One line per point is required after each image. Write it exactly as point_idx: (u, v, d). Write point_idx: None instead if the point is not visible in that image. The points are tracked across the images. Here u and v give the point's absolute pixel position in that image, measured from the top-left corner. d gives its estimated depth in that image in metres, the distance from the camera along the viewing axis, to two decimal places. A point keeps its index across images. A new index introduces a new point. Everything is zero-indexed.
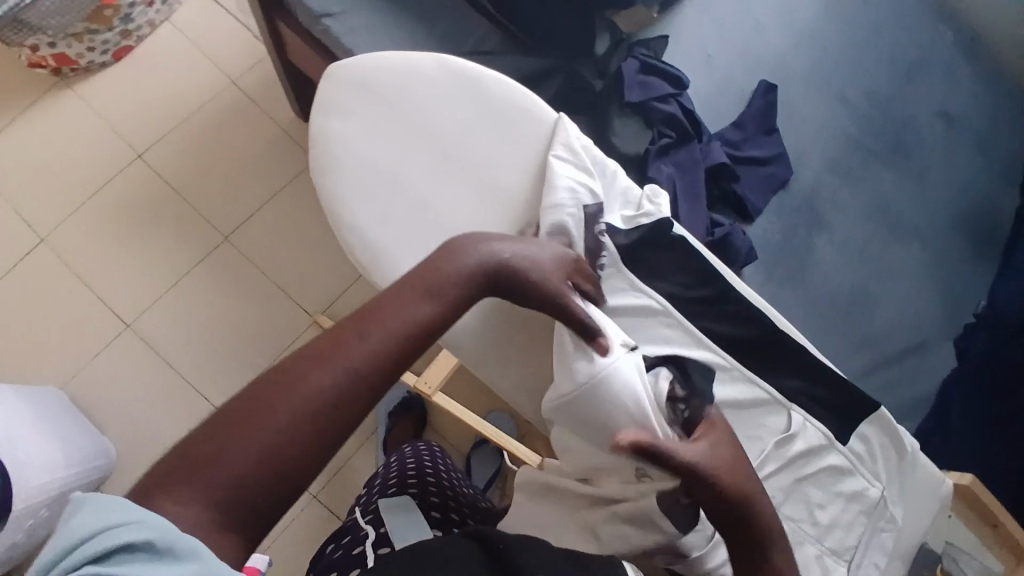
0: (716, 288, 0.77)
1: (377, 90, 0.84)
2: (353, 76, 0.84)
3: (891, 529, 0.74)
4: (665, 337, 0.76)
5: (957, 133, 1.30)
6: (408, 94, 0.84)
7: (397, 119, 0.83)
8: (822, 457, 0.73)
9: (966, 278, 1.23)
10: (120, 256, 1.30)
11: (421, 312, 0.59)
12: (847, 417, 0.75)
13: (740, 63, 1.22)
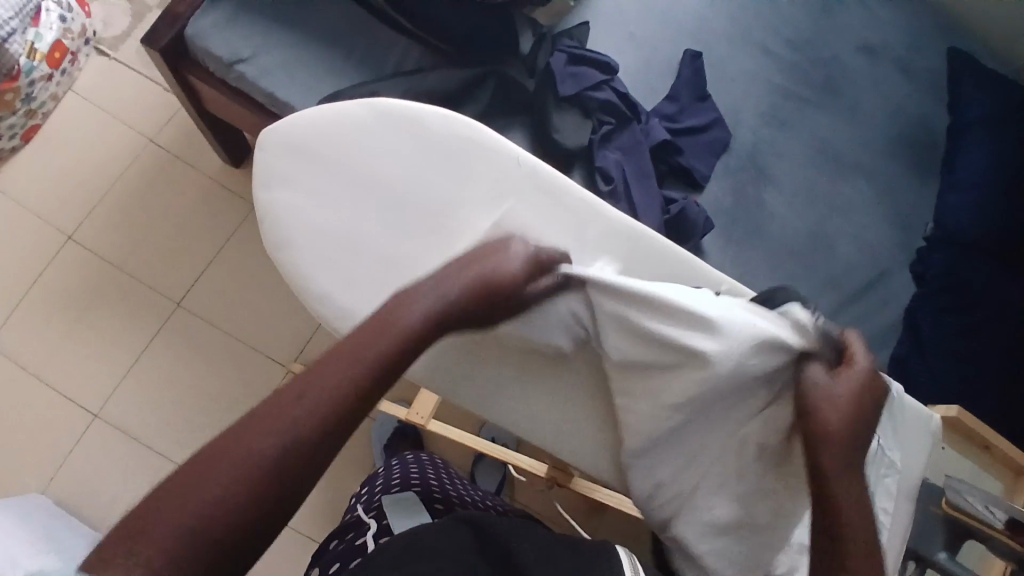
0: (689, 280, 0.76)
1: (313, 150, 0.78)
2: (283, 140, 0.78)
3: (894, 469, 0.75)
4: None
5: (878, 64, 1.34)
6: (345, 150, 0.78)
7: (340, 178, 0.78)
8: None
9: (913, 202, 1.27)
10: (73, 345, 1.24)
11: (382, 349, 0.62)
12: None
13: (663, 36, 1.23)
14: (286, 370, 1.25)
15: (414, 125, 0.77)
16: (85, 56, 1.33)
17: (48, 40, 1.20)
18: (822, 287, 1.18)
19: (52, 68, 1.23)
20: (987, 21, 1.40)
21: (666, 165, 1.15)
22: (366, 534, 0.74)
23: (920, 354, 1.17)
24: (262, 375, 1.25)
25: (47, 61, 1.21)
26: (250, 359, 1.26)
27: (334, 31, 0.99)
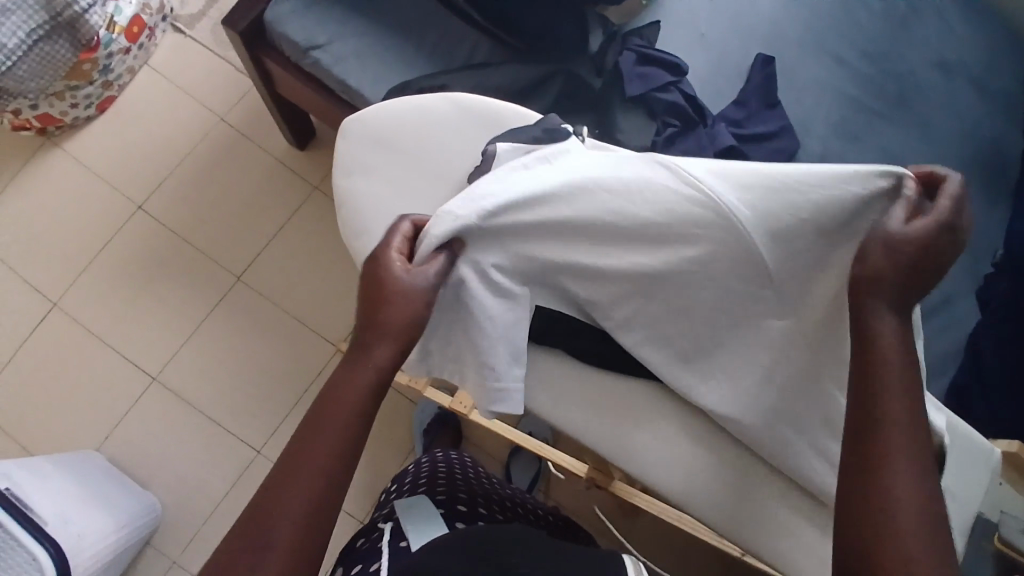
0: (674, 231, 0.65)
1: (394, 138, 0.79)
2: (367, 127, 0.80)
3: (948, 498, 0.69)
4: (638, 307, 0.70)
5: (957, 81, 1.28)
6: (424, 137, 0.79)
7: (417, 166, 0.78)
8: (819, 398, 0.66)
9: (978, 228, 1.23)
10: (133, 310, 1.29)
11: (384, 354, 0.59)
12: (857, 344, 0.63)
13: (734, 38, 1.20)
14: (333, 350, 1.28)
15: (492, 120, 0.80)
16: (160, 32, 1.37)
17: (127, 14, 1.24)
18: None
19: (130, 42, 1.28)
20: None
21: None
22: (386, 535, 0.67)
23: (980, 384, 1.13)
24: (311, 354, 1.29)
25: (125, 35, 1.25)
26: (300, 337, 1.29)
27: (408, 21, 1.00)
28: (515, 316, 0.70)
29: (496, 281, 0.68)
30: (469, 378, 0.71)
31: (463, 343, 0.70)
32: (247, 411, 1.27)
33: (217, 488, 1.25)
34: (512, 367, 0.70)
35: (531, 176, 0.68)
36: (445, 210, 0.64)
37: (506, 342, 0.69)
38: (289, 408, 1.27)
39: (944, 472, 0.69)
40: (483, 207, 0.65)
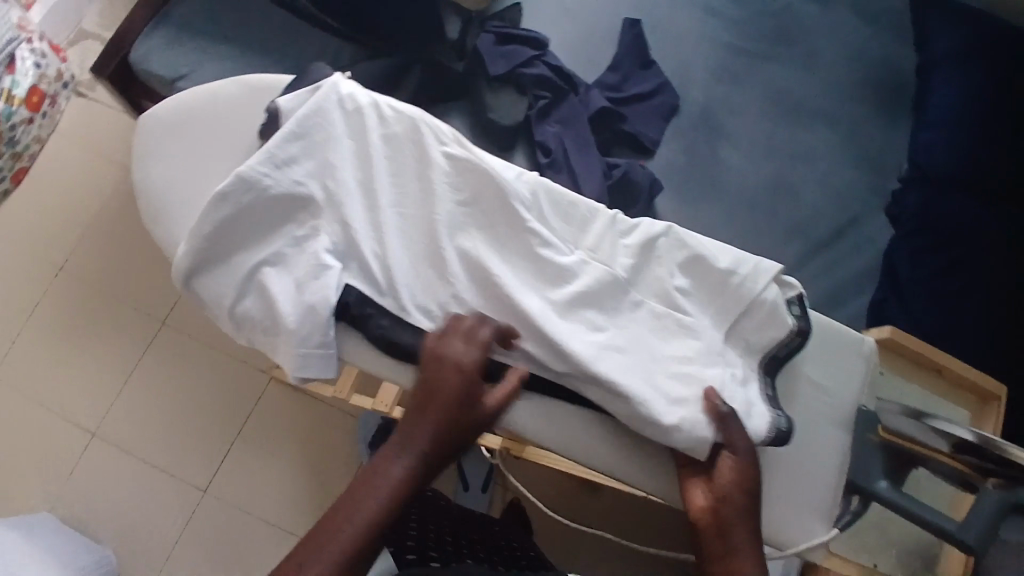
0: (474, 177, 0.64)
1: (192, 128, 0.66)
2: (165, 113, 0.67)
3: (814, 389, 0.66)
4: (456, 256, 0.63)
5: (831, 11, 1.31)
6: (193, 115, 0.66)
7: (220, 155, 0.65)
8: (629, 302, 0.64)
9: (879, 147, 1.24)
10: (70, 367, 1.31)
11: (426, 446, 0.57)
12: (646, 260, 0.65)
13: (600, 9, 1.23)
14: (268, 376, 1.32)
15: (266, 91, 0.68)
16: (65, 99, 1.42)
17: (25, 85, 1.29)
18: (785, 240, 1.16)
19: (33, 112, 1.33)
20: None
21: (610, 133, 1.14)
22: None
23: (900, 299, 1.11)
24: (247, 382, 1.31)
25: (26, 105, 1.30)
26: (237, 370, 1.32)
27: (266, 38, 1.03)
28: (317, 283, 0.60)
29: (286, 259, 0.62)
30: (275, 343, 0.61)
31: (253, 314, 0.62)
32: (191, 449, 1.28)
33: (172, 528, 1.25)
34: (314, 342, 0.60)
35: (324, 140, 0.64)
36: (242, 173, 0.61)
37: (305, 314, 0.59)
38: (232, 438, 1.29)
39: (807, 364, 0.67)
40: (292, 175, 0.62)
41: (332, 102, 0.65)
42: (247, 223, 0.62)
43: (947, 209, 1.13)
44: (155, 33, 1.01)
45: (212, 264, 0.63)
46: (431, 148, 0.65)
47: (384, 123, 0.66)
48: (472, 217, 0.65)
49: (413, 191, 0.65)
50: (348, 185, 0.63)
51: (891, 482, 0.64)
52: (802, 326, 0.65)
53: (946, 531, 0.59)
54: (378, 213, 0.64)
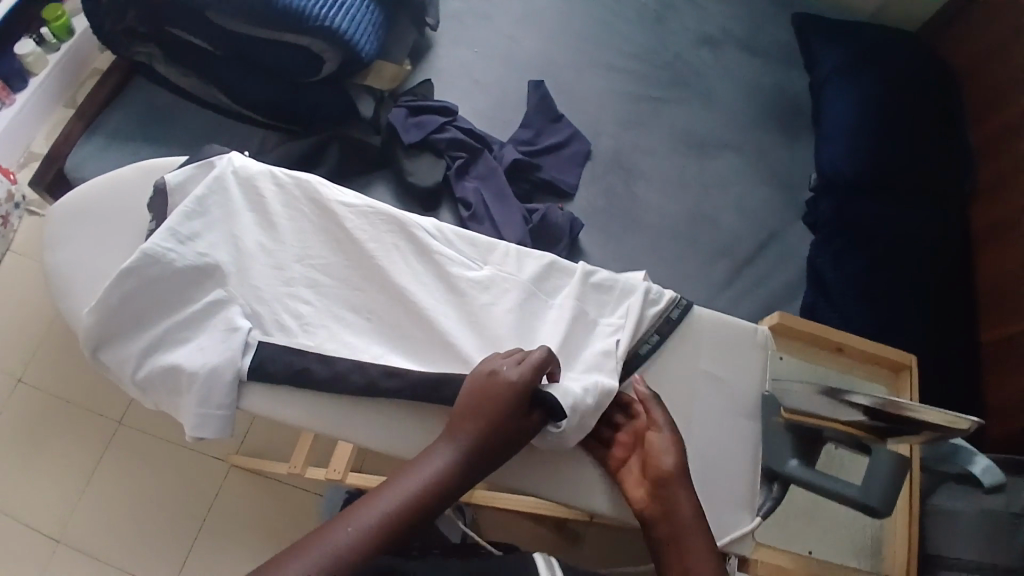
0: (372, 225, 0.74)
1: (105, 221, 0.75)
2: (76, 204, 0.75)
3: (713, 381, 0.70)
4: (360, 293, 0.72)
5: (721, 50, 1.42)
6: (105, 205, 0.76)
7: (128, 243, 0.74)
8: (529, 314, 0.71)
9: (788, 163, 1.31)
10: (26, 479, 1.29)
11: (474, 435, 0.61)
12: (533, 276, 0.73)
13: (507, 76, 1.34)
14: (227, 465, 1.30)
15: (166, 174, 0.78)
16: (17, 218, 1.49)
17: None
18: (711, 257, 1.21)
19: None
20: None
21: (529, 181, 1.21)
22: None
23: (830, 298, 1.14)
24: (206, 474, 1.30)
25: None
26: (197, 461, 1.31)
27: (196, 137, 1.13)
28: (224, 347, 0.66)
29: (193, 325, 0.68)
30: (183, 402, 0.67)
31: (156, 377, 0.67)
32: (154, 549, 1.25)
33: None
34: (214, 404, 0.66)
35: (224, 214, 0.72)
36: (146, 249, 0.67)
37: (208, 378, 0.65)
38: (193, 533, 1.26)
39: (701, 356, 0.71)
40: (195, 248, 0.69)
41: (232, 179, 0.74)
42: (154, 294, 0.68)
43: (857, 208, 1.19)
44: (88, 142, 1.11)
45: (119, 334, 0.68)
46: (329, 204, 0.74)
47: (286, 190, 0.75)
48: (381, 258, 0.73)
49: (319, 243, 0.74)
50: (255, 247, 0.72)
51: (801, 460, 0.65)
52: (661, 329, 0.71)
53: (850, 497, 0.59)
54: (284, 268, 0.72)
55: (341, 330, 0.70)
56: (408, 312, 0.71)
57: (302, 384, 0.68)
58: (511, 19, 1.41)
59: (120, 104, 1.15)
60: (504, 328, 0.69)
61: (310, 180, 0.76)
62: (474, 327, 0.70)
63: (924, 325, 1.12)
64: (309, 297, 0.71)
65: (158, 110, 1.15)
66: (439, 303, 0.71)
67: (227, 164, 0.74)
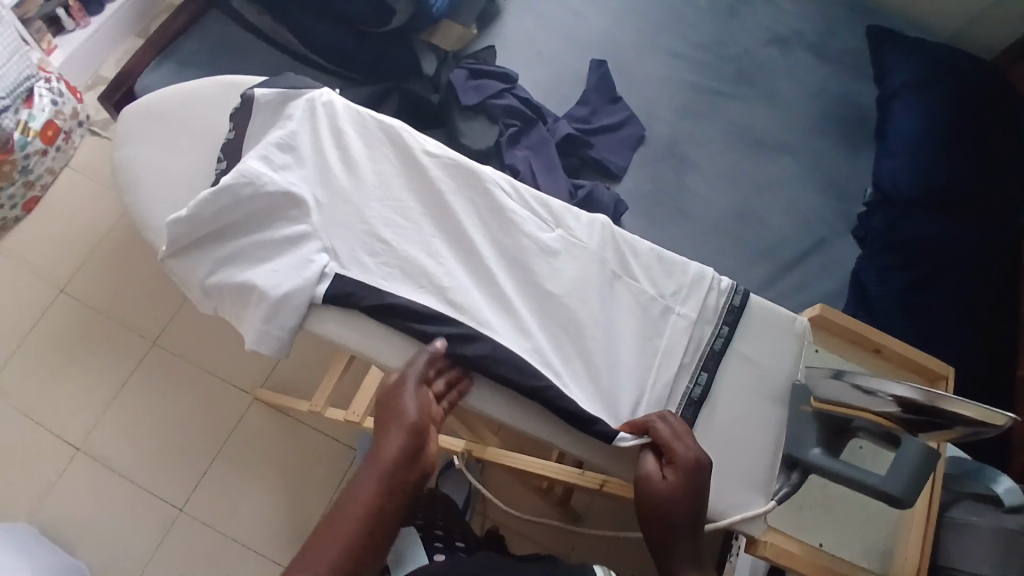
0: (454, 174, 0.74)
1: (179, 130, 0.78)
2: (152, 109, 0.79)
3: (751, 365, 0.70)
4: (429, 235, 0.72)
5: (789, 53, 1.40)
6: (180, 113, 0.79)
7: (203, 153, 0.77)
8: (592, 281, 0.71)
9: (843, 173, 1.29)
10: (61, 384, 1.35)
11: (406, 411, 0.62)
12: (602, 244, 0.72)
13: (570, 52, 1.34)
14: (250, 397, 1.35)
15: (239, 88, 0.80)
16: (79, 136, 1.55)
17: (41, 119, 1.41)
18: (751, 256, 1.20)
19: (46, 144, 1.44)
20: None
21: (579, 159, 1.22)
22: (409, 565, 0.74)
23: (868, 312, 1.13)
24: (228, 403, 1.34)
25: (41, 138, 1.42)
26: (221, 390, 1.35)
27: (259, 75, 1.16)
28: (298, 275, 0.67)
29: (274, 250, 0.69)
30: (248, 317, 0.69)
31: (227, 289, 0.69)
32: (170, 468, 1.30)
33: (145, 550, 1.25)
34: (277, 324, 0.67)
35: (310, 145, 0.73)
36: (244, 169, 0.68)
37: (277, 300, 0.66)
38: (209, 459, 1.31)
39: (744, 341, 0.70)
40: (287, 177, 0.70)
41: (323, 112, 0.75)
42: (242, 213, 0.69)
43: (909, 227, 1.17)
44: (160, 66, 1.15)
45: (198, 244, 0.71)
46: (414, 151, 0.75)
47: (372, 131, 0.76)
48: (453, 207, 0.73)
49: (395, 182, 0.74)
50: (337, 181, 0.72)
51: (824, 449, 0.64)
52: (727, 319, 0.70)
53: (870, 484, 0.58)
54: (360, 201, 0.72)
55: (403, 265, 0.70)
56: (468, 260, 0.72)
57: (340, 315, 0.69)
58: None
59: (193, 34, 1.18)
60: (570, 293, 0.70)
61: (395, 125, 0.76)
62: (526, 288, 0.71)
63: (962, 351, 1.10)
64: (377, 234, 0.71)
65: (228, 43, 1.18)
66: (507, 257, 0.72)
67: (320, 98, 0.75)
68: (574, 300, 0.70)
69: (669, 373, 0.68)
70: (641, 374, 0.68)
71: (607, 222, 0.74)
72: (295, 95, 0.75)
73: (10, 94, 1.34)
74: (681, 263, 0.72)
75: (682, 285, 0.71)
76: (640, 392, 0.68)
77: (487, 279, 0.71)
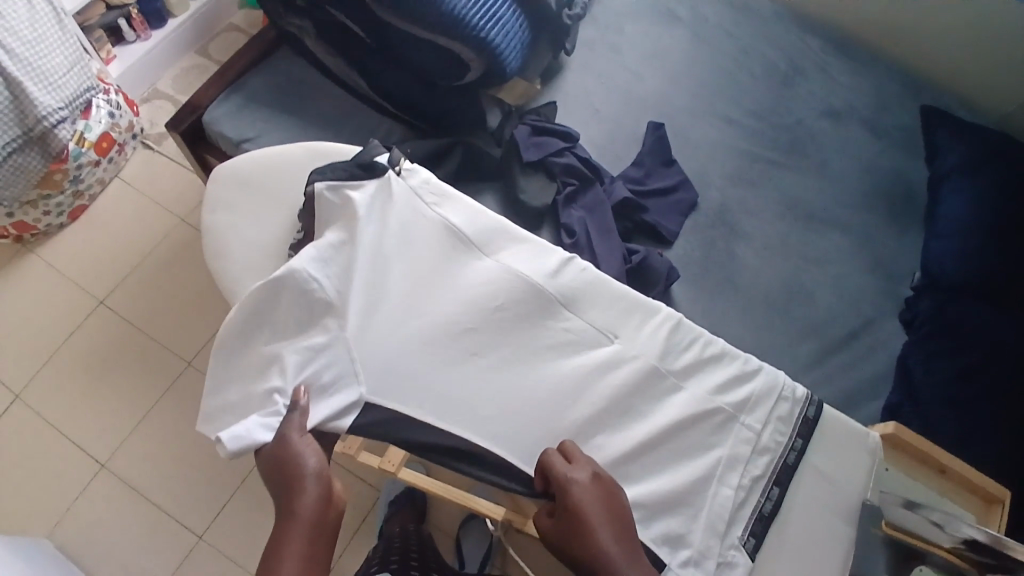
0: (503, 283, 0.76)
1: (269, 193, 0.88)
2: (246, 173, 0.89)
3: (820, 478, 0.72)
4: (469, 348, 0.74)
5: (845, 126, 1.39)
6: (270, 177, 0.89)
7: (281, 219, 0.87)
8: (657, 386, 0.73)
9: (893, 254, 1.28)
10: (90, 399, 1.35)
11: (309, 468, 0.65)
12: (669, 347, 0.74)
13: (628, 112, 1.34)
14: None
15: (322, 153, 0.89)
16: (131, 148, 1.57)
17: (96, 131, 1.42)
18: (799, 333, 1.19)
19: (100, 156, 1.46)
20: (950, 66, 1.45)
21: (632, 222, 1.22)
22: None
23: (914, 402, 1.11)
24: None
25: (95, 149, 1.44)
26: None
27: (325, 116, 1.17)
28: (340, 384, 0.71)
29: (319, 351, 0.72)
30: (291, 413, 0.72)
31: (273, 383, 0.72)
32: (197, 494, 1.29)
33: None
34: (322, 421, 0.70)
35: (375, 242, 0.77)
36: (298, 271, 0.73)
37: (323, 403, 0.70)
38: (234, 488, 1.29)
39: (816, 455, 0.73)
40: (334, 285, 0.74)
41: (393, 206, 0.80)
42: (292, 311, 0.73)
43: (961, 316, 1.15)
44: (228, 99, 1.15)
45: (259, 324, 0.74)
46: (468, 262, 0.78)
47: (438, 228, 0.79)
48: (497, 322, 0.75)
49: (448, 284, 0.77)
50: (388, 285, 0.76)
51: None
52: (800, 432, 0.73)
53: None
54: (409, 308, 0.75)
55: (443, 380, 0.73)
56: (506, 376, 0.73)
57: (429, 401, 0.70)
58: (639, 56, 1.41)
59: (262, 70, 1.19)
60: (611, 415, 0.73)
61: (466, 214, 0.80)
62: (568, 386, 0.73)
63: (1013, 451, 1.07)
64: (417, 329, 0.74)
65: (296, 81, 1.19)
66: (546, 377, 0.74)
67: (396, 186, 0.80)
68: (620, 416, 0.73)
69: (733, 486, 0.70)
70: (714, 483, 0.70)
71: (676, 319, 0.75)
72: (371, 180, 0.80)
73: (70, 106, 1.31)
74: (747, 368, 0.74)
75: (753, 392, 0.73)
76: (710, 500, 0.69)
77: (524, 397, 0.73)
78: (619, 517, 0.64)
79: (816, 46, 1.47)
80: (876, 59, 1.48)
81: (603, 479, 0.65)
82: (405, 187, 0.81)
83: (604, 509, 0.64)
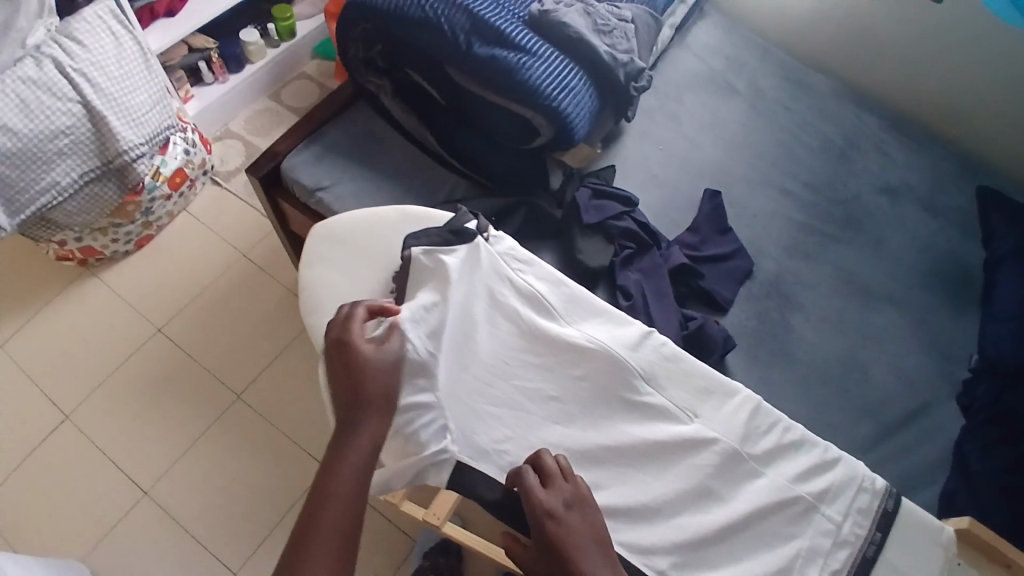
0: (589, 352, 0.79)
1: (363, 250, 0.93)
2: (342, 231, 0.94)
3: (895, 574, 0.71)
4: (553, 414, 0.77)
5: (901, 202, 1.39)
6: (365, 235, 0.94)
7: (373, 276, 0.90)
8: (739, 469, 0.74)
9: (952, 334, 1.25)
10: (139, 425, 1.38)
11: (355, 454, 0.66)
12: (750, 432, 0.75)
13: (685, 178, 1.37)
14: None
15: (415, 216, 0.95)
16: (201, 183, 1.65)
17: (171, 166, 1.50)
18: (853, 411, 1.16)
19: (172, 190, 1.54)
20: (1007, 150, 1.46)
21: (687, 287, 1.22)
22: None
23: (972, 491, 1.07)
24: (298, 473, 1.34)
25: (168, 183, 1.51)
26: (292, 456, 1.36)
27: (394, 168, 1.22)
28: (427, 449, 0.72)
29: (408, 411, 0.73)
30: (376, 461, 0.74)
31: None
32: (232, 528, 1.29)
33: None
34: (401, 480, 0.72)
35: (465, 304, 0.81)
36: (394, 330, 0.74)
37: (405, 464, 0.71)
38: (270, 526, 1.30)
39: (892, 552, 0.72)
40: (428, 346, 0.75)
41: (481, 272, 0.83)
42: None
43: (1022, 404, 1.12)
44: (306, 148, 1.21)
45: None
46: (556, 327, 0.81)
47: (525, 294, 0.83)
48: (581, 389, 0.78)
49: (533, 351, 0.79)
50: (477, 344, 0.79)
51: None
52: (879, 527, 0.72)
53: None
54: (496, 370, 0.78)
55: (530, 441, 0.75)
56: (592, 445, 0.75)
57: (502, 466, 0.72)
58: (696, 125, 1.45)
59: (339, 122, 1.25)
60: (695, 492, 0.73)
61: (551, 286, 0.84)
62: (648, 461, 0.74)
63: None
64: (505, 391, 0.77)
65: (369, 135, 1.25)
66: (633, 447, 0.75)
67: (485, 254, 0.84)
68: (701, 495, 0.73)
69: None
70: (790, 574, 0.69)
71: (755, 403, 0.77)
72: (463, 248, 0.84)
73: (149, 143, 1.39)
74: (825, 457, 0.75)
75: (832, 483, 0.73)
76: None
77: (608, 467, 0.74)
78: (607, 544, 0.65)
79: (871, 122, 1.49)
80: (932, 138, 1.49)
81: (584, 499, 0.66)
82: (493, 256, 0.85)
83: (591, 536, 0.64)
